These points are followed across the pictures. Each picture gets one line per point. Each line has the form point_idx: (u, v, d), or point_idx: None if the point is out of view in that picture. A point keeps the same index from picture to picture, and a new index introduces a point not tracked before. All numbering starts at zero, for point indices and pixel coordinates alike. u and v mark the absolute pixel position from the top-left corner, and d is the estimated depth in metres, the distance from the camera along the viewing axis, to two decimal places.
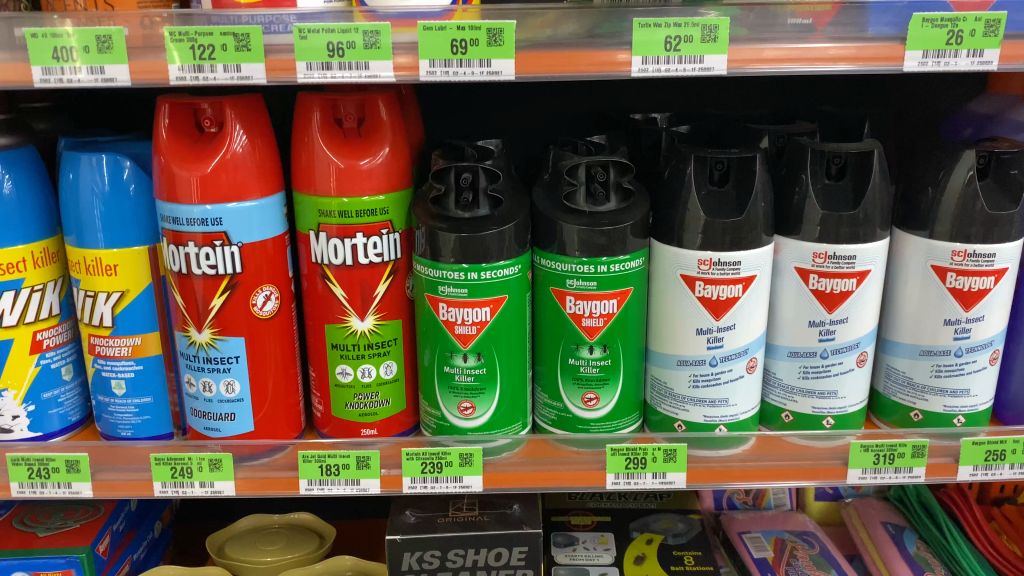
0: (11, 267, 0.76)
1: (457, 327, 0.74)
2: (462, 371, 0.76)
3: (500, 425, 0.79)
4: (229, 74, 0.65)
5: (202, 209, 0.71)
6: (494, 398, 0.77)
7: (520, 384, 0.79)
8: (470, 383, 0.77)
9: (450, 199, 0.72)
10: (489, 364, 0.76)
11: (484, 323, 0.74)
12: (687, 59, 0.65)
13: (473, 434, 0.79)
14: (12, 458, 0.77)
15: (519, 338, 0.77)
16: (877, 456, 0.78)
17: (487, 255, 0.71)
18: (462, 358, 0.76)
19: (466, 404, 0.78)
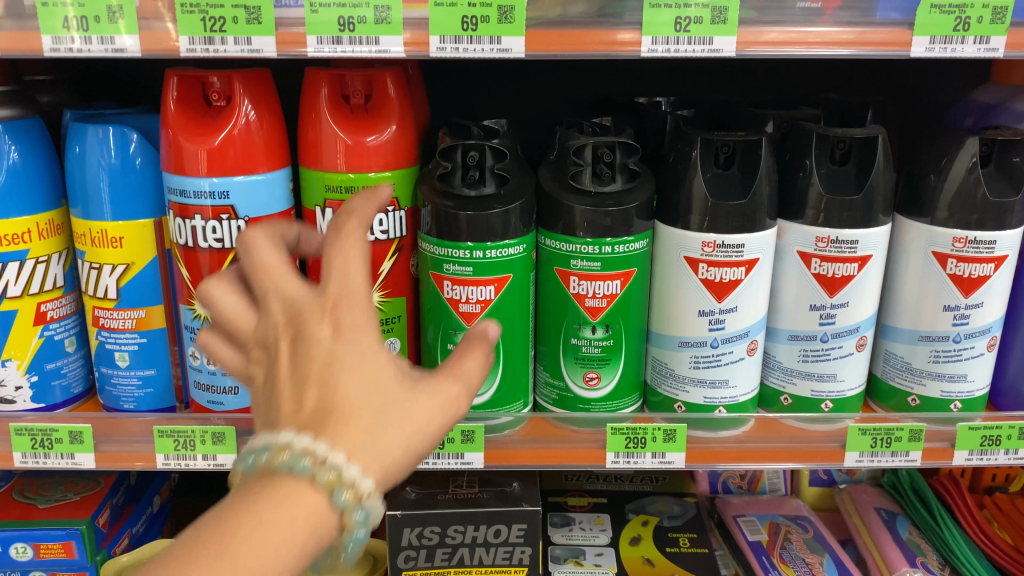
0: (17, 238, 0.76)
1: (462, 305, 0.75)
2: None
3: (503, 402, 0.79)
4: (239, 46, 0.65)
5: (210, 181, 0.72)
6: (496, 376, 0.78)
7: (523, 362, 0.79)
8: None
9: (456, 176, 0.73)
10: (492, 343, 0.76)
11: (488, 302, 0.74)
12: (697, 40, 0.66)
13: (475, 410, 0.79)
14: (15, 428, 0.78)
15: (522, 318, 0.77)
16: (874, 440, 0.79)
17: (497, 232, 0.71)
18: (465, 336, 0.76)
19: None
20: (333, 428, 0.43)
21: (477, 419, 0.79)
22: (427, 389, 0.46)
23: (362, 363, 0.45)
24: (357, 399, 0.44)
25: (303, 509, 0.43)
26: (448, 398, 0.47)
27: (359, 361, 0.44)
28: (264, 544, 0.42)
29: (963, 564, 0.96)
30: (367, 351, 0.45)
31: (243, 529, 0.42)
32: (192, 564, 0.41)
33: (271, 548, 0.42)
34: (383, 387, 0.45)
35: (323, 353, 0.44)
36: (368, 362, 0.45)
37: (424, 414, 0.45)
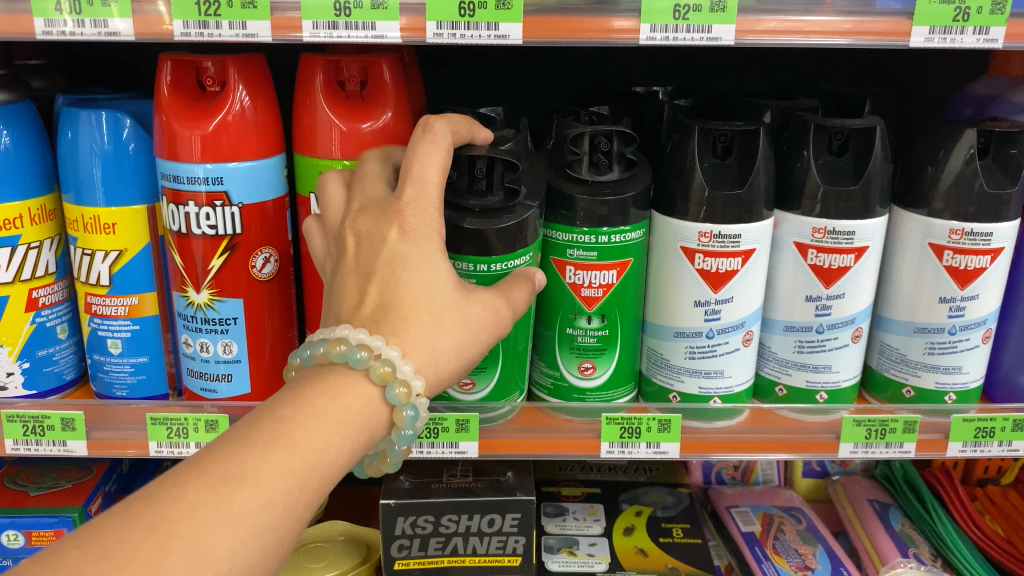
0: (8, 223, 0.75)
1: None
2: None
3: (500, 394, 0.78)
4: (234, 31, 0.65)
5: (204, 167, 0.71)
6: (494, 374, 0.76)
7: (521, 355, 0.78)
8: None
9: (462, 187, 0.70)
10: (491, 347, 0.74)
11: None
12: (695, 28, 0.65)
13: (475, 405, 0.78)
14: (7, 414, 0.77)
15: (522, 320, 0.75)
16: (869, 431, 0.79)
17: (518, 241, 0.69)
18: None
19: (465, 379, 0.76)
20: (394, 324, 0.57)
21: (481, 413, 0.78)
22: (478, 302, 0.61)
23: (425, 271, 0.57)
24: (418, 292, 0.57)
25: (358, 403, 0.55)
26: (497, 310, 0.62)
27: (424, 262, 0.57)
28: (316, 435, 0.51)
29: (962, 564, 0.96)
30: (424, 251, 0.58)
31: (299, 416, 0.51)
32: (251, 445, 0.49)
33: (318, 441, 0.51)
34: (441, 292, 0.58)
35: (390, 250, 0.57)
36: (430, 262, 0.58)
37: (467, 320, 0.59)
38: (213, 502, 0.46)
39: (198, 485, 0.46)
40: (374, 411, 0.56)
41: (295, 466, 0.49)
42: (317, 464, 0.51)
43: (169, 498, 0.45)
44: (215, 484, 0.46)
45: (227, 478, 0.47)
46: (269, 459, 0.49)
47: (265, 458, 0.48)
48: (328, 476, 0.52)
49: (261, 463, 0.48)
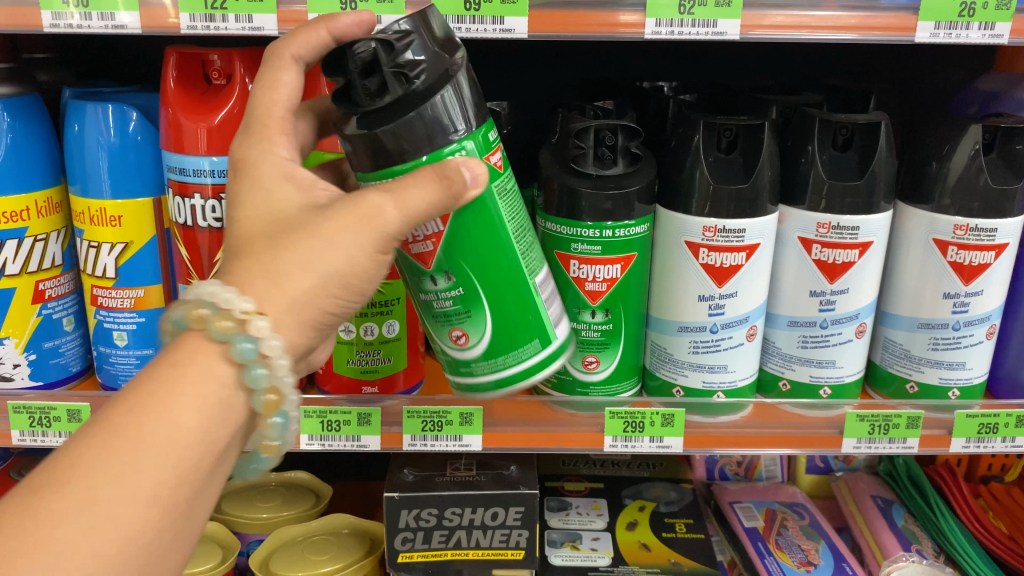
0: (15, 215, 0.76)
1: (413, 246, 0.62)
2: (438, 297, 0.65)
3: (503, 348, 0.66)
4: (241, 24, 0.65)
5: (210, 160, 0.71)
6: (484, 319, 0.65)
7: (514, 298, 0.65)
8: (451, 308, 0.65)
9: (357, 85, 0.56)
10: (464, 282, 0.64)
11: (440, 234, 0.61)
12: (700, 23, 0.65)
13: (477, 364, 0.67)
14: (13, 406, 0.78)
15: (486, 235, 0.62)
16: (872, 427, 0.80)
17: (440, 126, 0.57)
18: (432, 281, 0.64)
19: (455, 332, 0.66)
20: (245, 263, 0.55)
21: (487, 376, 0.67)
22: (348, 202, 0.55)
23: (257, 196, 0.57)
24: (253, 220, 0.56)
25: (214, 387, 0.52)
26: (370, 207, 0.54)
27: (250, 191, 0.57)
28: (164, 427, 0.49)
29: (967, 563, 0.95)
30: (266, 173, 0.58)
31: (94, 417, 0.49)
32: (56, 455, 0.47)
33: (168, 434, 0.49)
34: (286, 218, 0.56)
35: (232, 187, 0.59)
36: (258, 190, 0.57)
37: (334, 244, 0.54)
38: (37, 516, 0.44)
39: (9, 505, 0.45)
40: (237, 394, 0.53)
41: (108, 457, 0.47)
42: (149, 445, 0.48)
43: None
44: (25, 499, 0.45)
45: (39, 488, 0.45)
46: (84, 460, 0.47)
47: (91, 458, 0.47)
48: (180, 457, 0.49)
49: (82, 467, 0.46)
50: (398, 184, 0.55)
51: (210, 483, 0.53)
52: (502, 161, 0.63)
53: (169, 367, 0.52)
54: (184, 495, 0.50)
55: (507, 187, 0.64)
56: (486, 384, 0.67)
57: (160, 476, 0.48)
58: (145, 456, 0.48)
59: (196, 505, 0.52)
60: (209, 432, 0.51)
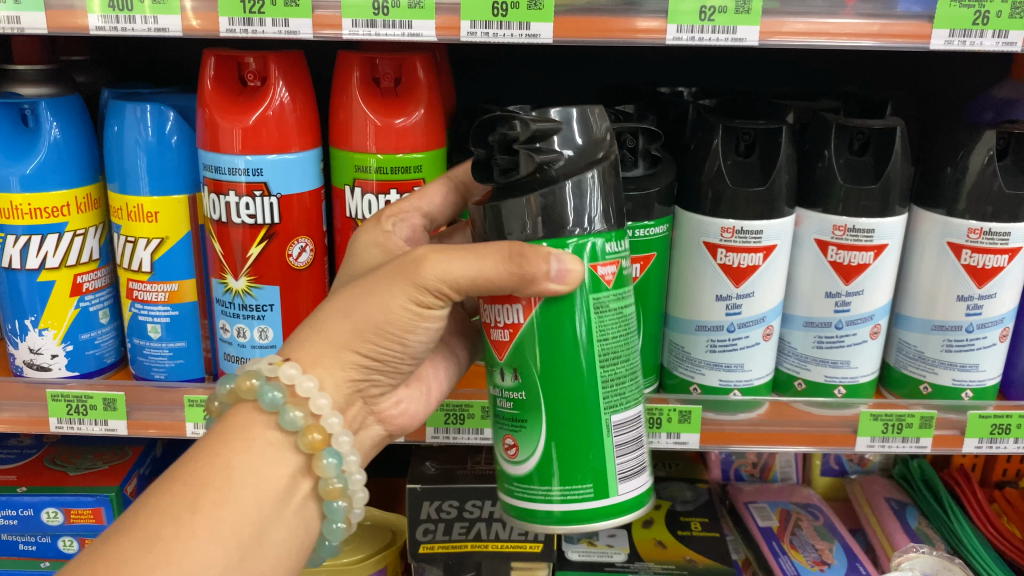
0: (55, 211, 0.79)
1: (492, 331, 0.59)
2: (502, 394, 0.60)
3: (557, 475, 0.59)
4: (277, 28, 0.68)
5: (244, 159, 0.74)
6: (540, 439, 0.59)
7: (588, 432, 0.59)
8: (511, 413, 0.60)
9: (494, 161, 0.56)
10: (529, 391, 0.58)
11: (516, 327, 0.57)
12: (720, 29, 0.67)
13: (523, 487, 0.61)
14: (52, 394, 0.81)
15: (565, 356, 0.57)
16: (886, 426, 0.81)
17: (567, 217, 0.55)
18: (501, 376, 0.60)
19: (510, 442, 0.61)
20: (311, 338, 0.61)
21: (523, 503, 0.61)
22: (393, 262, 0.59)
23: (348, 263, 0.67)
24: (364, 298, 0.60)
25: (260, 430, 0.58)
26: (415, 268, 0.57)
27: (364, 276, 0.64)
28: (219, 467, 0.55)
29: (979, 564, 0.96)
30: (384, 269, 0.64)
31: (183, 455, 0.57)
32: (146, 506, 0.53)
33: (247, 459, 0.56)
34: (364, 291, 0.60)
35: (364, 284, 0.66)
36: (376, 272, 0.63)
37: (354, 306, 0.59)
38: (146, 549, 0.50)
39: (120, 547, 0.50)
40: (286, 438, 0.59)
41: (195, 493, 0.53)
42: (224, 477, 0.55)
43: (110, 550, 0.50)
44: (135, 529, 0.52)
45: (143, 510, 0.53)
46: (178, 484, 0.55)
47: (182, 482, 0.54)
48: (251, 489, 0.55)
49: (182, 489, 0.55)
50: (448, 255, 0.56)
51: (285, 521, 0.58)
52: (613, 275, 0.57)
53: (221, 426, 0.59)
54: (248, 531, 0.55)
55: (606, 305, 0.58)
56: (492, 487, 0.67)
57: (216, 513, 0.53)
58: (202, 498, 0.53)
59: (273, 544, 0.57)
60: (260, 471, 0.56)
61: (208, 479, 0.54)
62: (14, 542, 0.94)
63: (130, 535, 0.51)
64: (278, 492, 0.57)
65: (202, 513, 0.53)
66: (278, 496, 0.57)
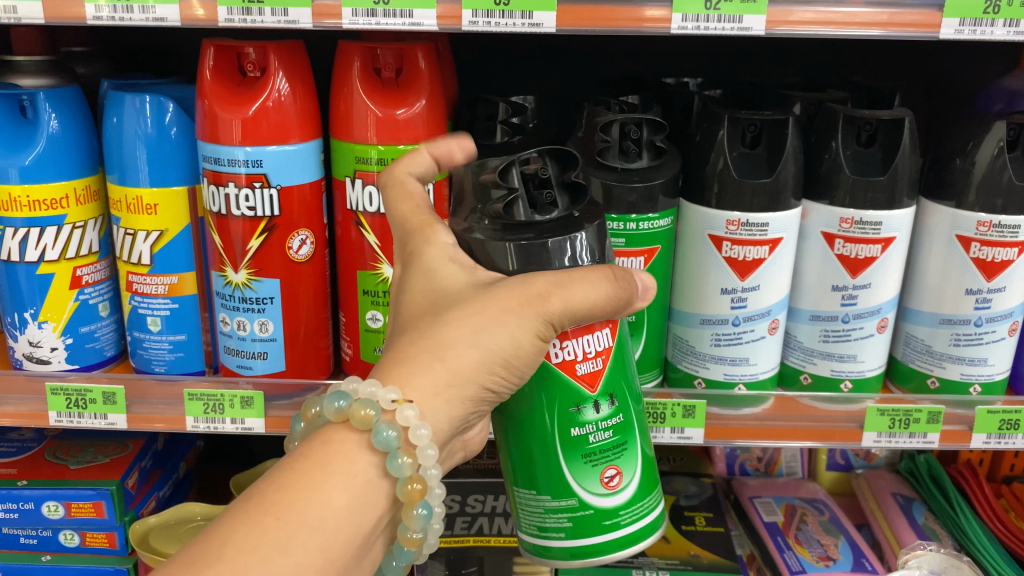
0: (54, 203, 0.78)
1: (579, 365, 0.58)
2: (596, 427, 0.59)
3: (645, 483, 0.63)
4: (276, 17, 0.67)
5: (244, 150, 0.73)
6: (634, 453, 0.62)
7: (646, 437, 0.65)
8: (606, 441, 0.60)
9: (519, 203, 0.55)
10: (622, 409, 0.61)
11: (607, 349, 0.59)
12: (726, 18, 0.66)
13: (623, 513, 0.62)
14: (51, 387, 0.81)
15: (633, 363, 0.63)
16: (892, 421, 0.80)
17: (542, 263, 0.55)
18: (593, 410, 0.59)
19: (610, 473, 0.61)
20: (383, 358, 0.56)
21: (626, 529, 0.62)
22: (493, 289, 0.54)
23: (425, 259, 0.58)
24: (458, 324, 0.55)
25: (364, 467, 0.54)
26: (540, 292, 0.53)
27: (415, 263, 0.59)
28: (317, 506, 0.52)
29: (985, 559, 0.95)
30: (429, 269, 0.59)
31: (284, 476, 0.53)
32: (234, 533, 0.50)
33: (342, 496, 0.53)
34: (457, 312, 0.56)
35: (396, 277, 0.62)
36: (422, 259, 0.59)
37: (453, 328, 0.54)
38: None
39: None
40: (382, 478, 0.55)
41: (286, 533, 0.50)
42: (319, 519, 0.51)
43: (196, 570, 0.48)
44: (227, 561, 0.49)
45: (230, 533, 0.50)
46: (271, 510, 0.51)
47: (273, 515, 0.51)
48: (340, 532, 0.52)
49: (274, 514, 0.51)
50: (569, 278, 0.53)
51: (362, 559, 0.55)
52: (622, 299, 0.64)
53: (323, 447, 0.55)
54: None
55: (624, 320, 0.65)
56: (560, 551, 0.62)
57: (307, 557, 0.50)
58: (295, 539, 0.50)
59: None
60: (354, 511, 0.53)
61: (302, 519, 0.51)
62: (15, 536, 0.94)
63: (218, 567, 0.48)
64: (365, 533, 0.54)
65: (293, 556, 0.50)
66: (365, 539, 0.54)
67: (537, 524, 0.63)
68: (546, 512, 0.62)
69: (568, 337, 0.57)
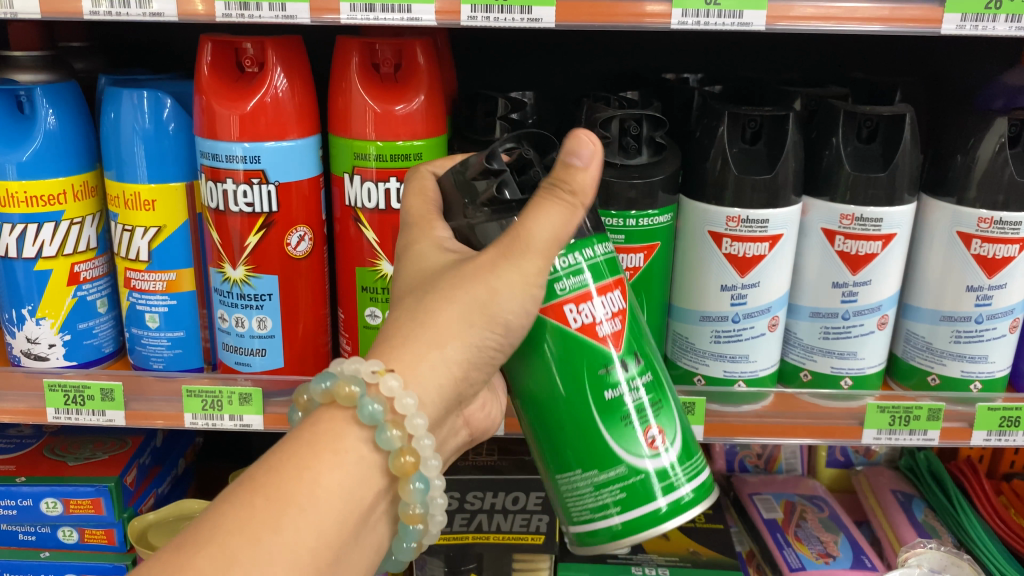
0: (52, 199, 0.78)
1: (601, 327, 0.58)
2: (629, 386, 0.59)
3: (685, 445, 0.62)
4: (274, 12, 0.67)
5: (242, 146, 0.73)
6: (669, 414, 0.61)
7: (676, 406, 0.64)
8: (641, 402, 0.59)
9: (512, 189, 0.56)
10: (649, 369, 0.60)
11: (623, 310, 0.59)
12: (726, 13, 0.66)
13: (673, 473, 0.60)
14: (49, 384, 0.80)
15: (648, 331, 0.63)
16: (893, 418, 0.80)
17: None
18: (623, 369, 0.59)
19: (650, 433, 0.60)
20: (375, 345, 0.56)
21: (680, 491, 0.60)
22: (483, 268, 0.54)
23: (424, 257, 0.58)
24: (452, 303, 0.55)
25: (355, 443, 0.54)
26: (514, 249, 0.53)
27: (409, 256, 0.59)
28: (308, 485, 0.51)
29: (986, 557, 0.94)
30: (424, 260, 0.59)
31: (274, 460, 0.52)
32: (225, 517, 0.50)
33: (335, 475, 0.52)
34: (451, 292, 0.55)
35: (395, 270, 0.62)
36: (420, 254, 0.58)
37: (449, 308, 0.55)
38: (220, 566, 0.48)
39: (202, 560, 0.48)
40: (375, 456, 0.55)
41: (277, 513, 0.50)
42: (310, 498, 0.51)
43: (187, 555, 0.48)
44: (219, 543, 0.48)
45: (220, 519, 0.50)
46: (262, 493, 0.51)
47: (263, 496, 0.50)
48: (333, 510, 0.52)
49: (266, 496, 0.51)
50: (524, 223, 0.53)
51: (359, 542, 0.55)
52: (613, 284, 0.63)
53: (313, 429, 0.55)
54: (326, 558, 0.51)
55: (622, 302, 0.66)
56: (618, 528, 0.60)
57: (300, 537, 0.50)
58: (286, 517, 0.50)
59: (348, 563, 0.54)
60: (347, 490, 0.53)
61: (294, 498, 0.51)
62: (14, 532, 0.93)
63: (208, 550, 0.48)
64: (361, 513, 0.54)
65: (284, 535, 0.49)
66: (361, 520, 0.54)
67: (588, 507, 0.60)
68: (597, 490, 0.59)
69: (585, 298, 0.57)
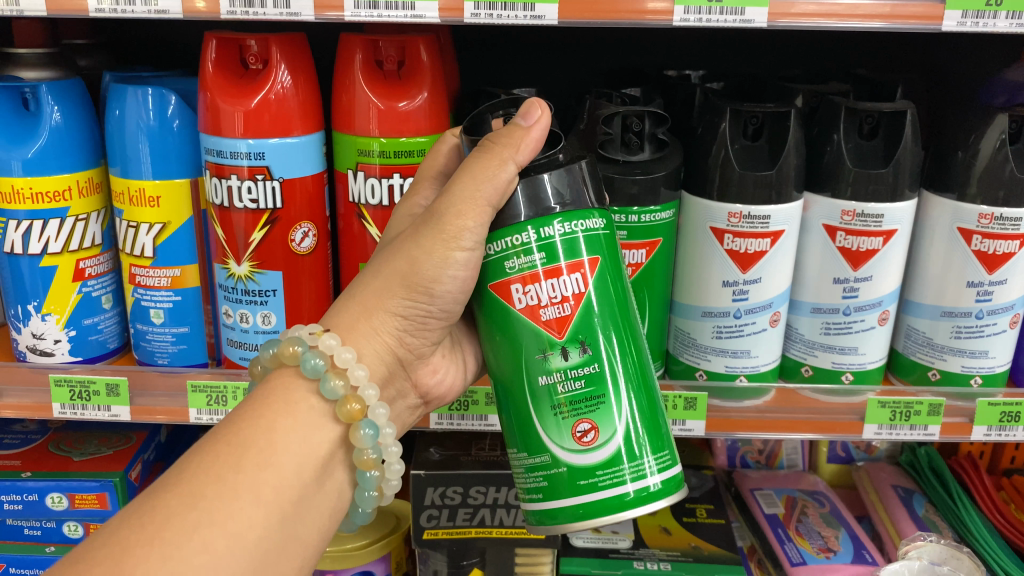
0: (57, 195, 0.78)
1: (544, 312, 0.58)
2: (564, 377, 0.59)
3: (641, 445, 0.60)
4: (278, 9, 0.67)
5: (246, 143, 0.73)
6: (619, 410, 0.60)
7: (650, 400, 0.62)
8: (578, 394, 0.59)
9: None
10: (597, 360, 0.59)
11: (577, 295, 0.58)
12: (727, 10, 0.66)
13: (602, 473, 0.59)
14: (55, 379, 0.81)
15: (623, 316, 0.60)
16: (893, 413, 0.80)
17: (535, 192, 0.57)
18: (560, 357, 0.59)
19: (583, 427, 0.59)
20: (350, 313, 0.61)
21: (610, 493, 0.59)
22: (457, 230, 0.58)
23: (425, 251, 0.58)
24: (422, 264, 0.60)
25: (303, 395, 0.59)
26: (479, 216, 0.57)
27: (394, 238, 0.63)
28: (265, 431, 0.56)
29: (985, 552, 0.95)
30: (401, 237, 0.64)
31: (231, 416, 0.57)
32: (190, 463, 0.53)
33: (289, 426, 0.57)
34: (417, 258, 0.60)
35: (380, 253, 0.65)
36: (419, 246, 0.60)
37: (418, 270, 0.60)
38: (187, 498, 0.51)
39: (169, 498, 0.51)
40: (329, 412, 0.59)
41: (238, 455, 0.54)
42: (268, 444, 0.55)
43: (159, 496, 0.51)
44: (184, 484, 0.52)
45: (185, 465, 0.53)
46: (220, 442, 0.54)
47: (224, 442, 0.54)
48: (290, 455, 0.56)
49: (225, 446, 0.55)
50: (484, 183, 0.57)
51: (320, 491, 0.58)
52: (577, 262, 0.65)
53: (265, 389, 0.59)
54: (290, 499, 0.55)
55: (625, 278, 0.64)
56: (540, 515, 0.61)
57: (262, 476, 0.54)
58: (246, 459, 0.54)
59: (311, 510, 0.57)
60: (302, 438, 0.57)
61: (253, 443, 0.55)
62: (19, 527, 0.94)
63: (178, 488, 0.51)
64: (319, 461, 0.58)
65: (246, 474, 0.53)
66: (319, 468, 0.58)
67: (522, 487, 0.62)
68: (527, 472, 0.61)
69: (533, 279, 0.58)
